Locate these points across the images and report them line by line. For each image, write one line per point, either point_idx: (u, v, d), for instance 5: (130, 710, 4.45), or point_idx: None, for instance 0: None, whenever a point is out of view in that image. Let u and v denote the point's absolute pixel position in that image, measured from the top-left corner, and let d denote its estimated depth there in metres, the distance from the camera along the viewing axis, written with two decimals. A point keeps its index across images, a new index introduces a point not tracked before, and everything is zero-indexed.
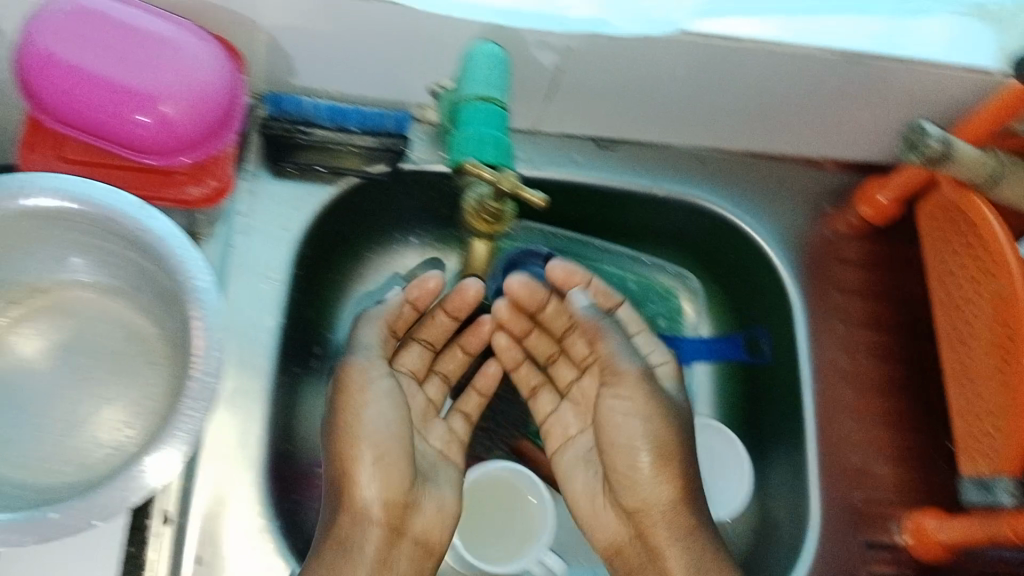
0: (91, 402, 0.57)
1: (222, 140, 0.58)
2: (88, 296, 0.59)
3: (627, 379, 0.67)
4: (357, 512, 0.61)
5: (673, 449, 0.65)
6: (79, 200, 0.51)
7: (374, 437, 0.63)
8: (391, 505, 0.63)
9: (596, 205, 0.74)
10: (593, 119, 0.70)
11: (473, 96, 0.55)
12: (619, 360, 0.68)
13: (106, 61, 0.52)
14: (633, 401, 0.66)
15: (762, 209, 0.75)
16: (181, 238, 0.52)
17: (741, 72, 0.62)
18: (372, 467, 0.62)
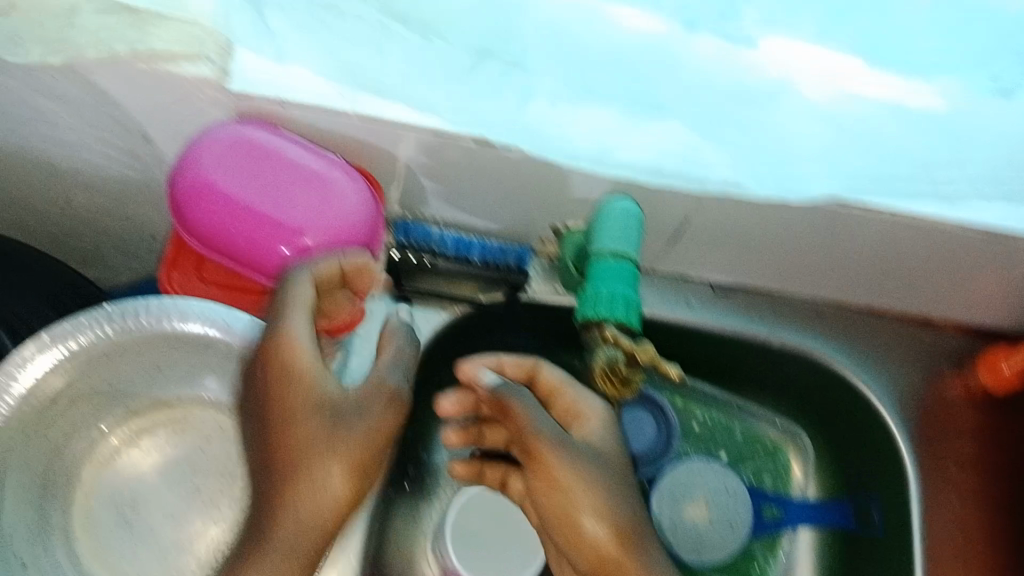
0: (197, 522, 0.56)
1: (357, 274, 0.59)
2: (206, 414, 0.58)
3: (564, 481, 0.54)
4: (262, 566, 0.50)
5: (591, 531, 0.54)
6: (221, 327, 0.55)
7: (313, 443, 0.52)
8: (337, 493, 0.53)
9: (707, 346, 0.73)
10: (712, 264, 0.69)
11: (605, 252, 0.53)
12: (579, 470, 0.54)
13: (260, 196, 0.55)
14: (580, 492, 0.54)
15: (875, 366, 0.73)
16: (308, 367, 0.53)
17: (874, 237, 0.61)
18: (335, 493, 0.53)
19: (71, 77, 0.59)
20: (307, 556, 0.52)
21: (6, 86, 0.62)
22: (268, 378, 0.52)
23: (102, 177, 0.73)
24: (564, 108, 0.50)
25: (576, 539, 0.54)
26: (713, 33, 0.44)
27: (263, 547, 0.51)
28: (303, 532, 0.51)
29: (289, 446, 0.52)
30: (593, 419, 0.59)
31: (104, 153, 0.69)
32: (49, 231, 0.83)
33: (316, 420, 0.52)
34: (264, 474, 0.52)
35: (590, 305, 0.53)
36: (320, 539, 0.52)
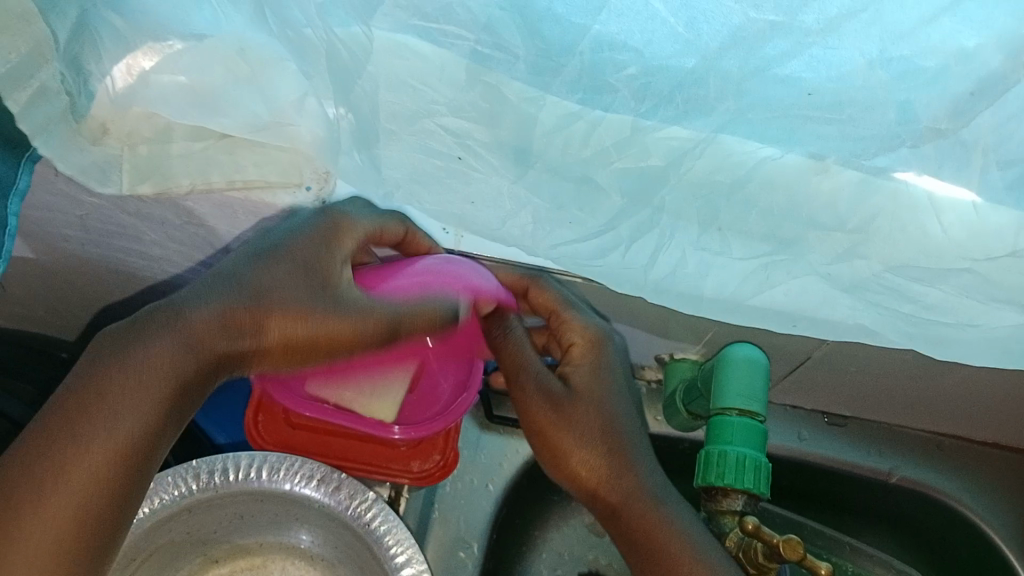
0: None
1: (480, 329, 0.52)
2: (288, 562, 0.55)
3: (602, 479, 0.50)
4: (77, 438, 0.39)
5: (627, 498, 0.49)
6: (318, 476, 0.52)
7: (193, 301, 0.44)
8: (160, 374, 0.41)
9: (817, 478, 0.68)
10: (827, 398, 0.66)
11: (731, 408, 0.50)
12: (585, 442, 0.50)
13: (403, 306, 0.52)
14: (620, 478, 0.50)
15: (1004, 507, 0.65)
16: (402, 529, 0.50)
17: (1007, 379, 0.56)
18: (162, 366, 0.42)
19: (165, 202, 0.56)
20: (125, 439, 0.40)
21: (94, 205, 0.59)
22: (285, 268, 0.45)
23: (185, 285, 0.71)
24: (695, 258, 0.45)
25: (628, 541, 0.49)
26: (853, 168, 0.41)
27: (114, 369, 0.41)
28: (133, 397, 0.41)
29: (194, 300, 0.44)
30: (588, 363, 0.53)
31: (187, 265, 0.67)
32: None
33: (262, 267, 0.45)
34: (169, 336, 0.42)
35: (716, 472, 0.49)
36: (119, 463, 0.40)
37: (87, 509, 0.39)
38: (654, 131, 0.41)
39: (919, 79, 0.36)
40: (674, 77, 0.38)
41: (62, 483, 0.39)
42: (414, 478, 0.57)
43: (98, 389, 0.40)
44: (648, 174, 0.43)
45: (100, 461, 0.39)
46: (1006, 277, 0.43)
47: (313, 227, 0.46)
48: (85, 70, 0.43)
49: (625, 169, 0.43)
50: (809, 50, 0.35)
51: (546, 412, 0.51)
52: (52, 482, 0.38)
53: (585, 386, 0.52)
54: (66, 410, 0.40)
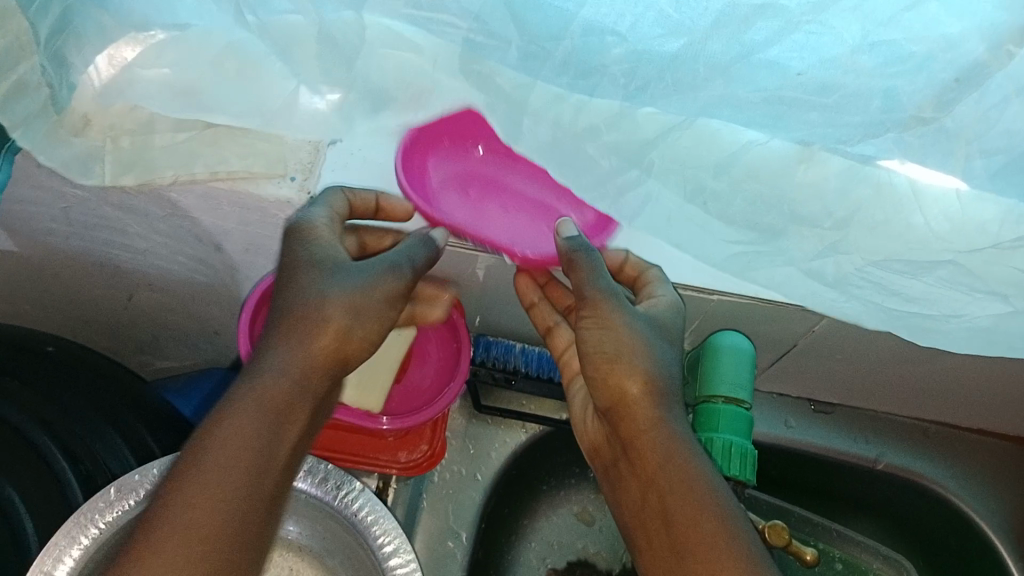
0: None
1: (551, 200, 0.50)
2: (277, 553, 0.55)
3: (649, 408, 0.43)
4: (195, 498, 0.35)
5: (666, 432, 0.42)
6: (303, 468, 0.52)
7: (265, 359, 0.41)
8: (260, 416, 0.39)
9: (804, 466, 0.68)
10: (813, 386, 0.66)
11: (718, 396, 0.50)
12: (643, 354, 0.45)
13: (487, 220, 0.49)
14: (651, 408, 0.43)
15: (989, 494, 0.66)
16: (390, 519, 0.50)
17: (992, 366, 0.57)
18: (261, 416, 0.39)
19: (148, 194, 0.56)
20: (244, 487, 0.37)
21: (77, 197, 0.58)
22: (300, 269, 0.44)
23: (170, 279, 0.71)
24: (681, 223, 0.45)
25: (687, 525, 0.39)
26: (836, 153, 0.41)
27: (211, 426, 0.38)
28: (245, 447, 0.37)
29: (255, 360, 0.42)
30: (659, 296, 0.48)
31: (172, 258, 0.67)
32: (109, 325, 0.81)
33: (293, 293, 0.43)
34: (247, 384, 0.40)
35: None
36: (247, 515, 0.36)
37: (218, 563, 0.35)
38: (642, 110, 0.40)
39: (904, 66, 0.36)
40: (658, 62, 0.38)
41: (180, 547, 0.34)
42: (401, 468, 0.57)
43: (202, 453, 0.37)
44: (636, 147, 0.42)
45: (222, 511, 0.36)
46: (988, 270, 0.43)
47: (306, 240, 0.45)
48: (66, 62, 0.45)
49: (614, 143, 0.42)
50: (793, 33, 0.35)
51: (613, 311, 0.46)
52: (169, 550, 0.34)
53: (667, 320, 0.47)
54: (169, 485, 0.36)
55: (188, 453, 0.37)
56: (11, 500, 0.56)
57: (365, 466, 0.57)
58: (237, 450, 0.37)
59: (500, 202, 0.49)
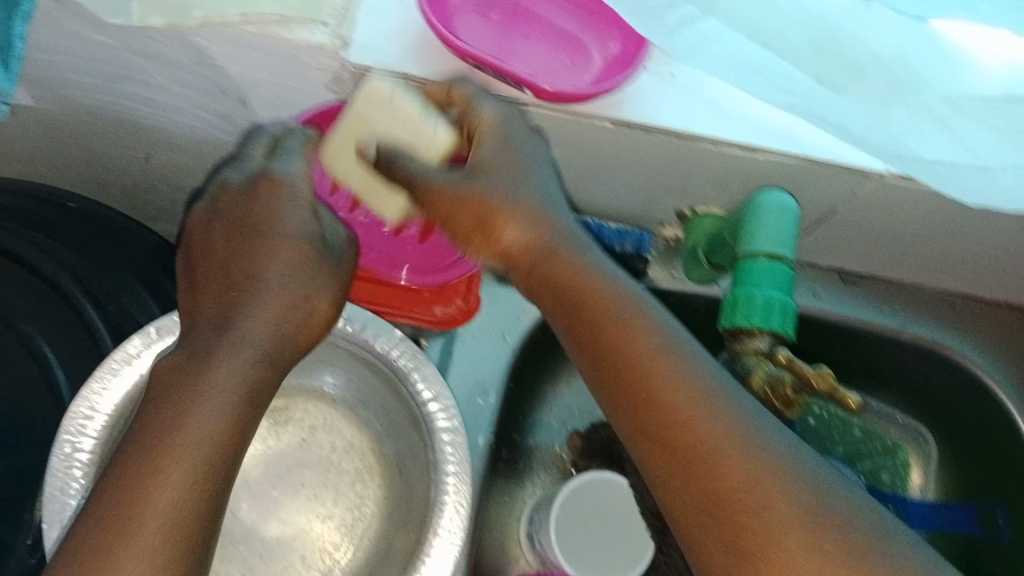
0: (301, 515, 0.54)
1: (577, 33, 0.51)
2: (311, 401, 0.56)
3: (585, 306, 0.42)
4: (173, 450, 0.40)
5: (593, 334, 0.41)
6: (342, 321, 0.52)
7: (244, 325, 0.45)
8: (236, 383, 0.43)
9: (829, 339, 0.68)
10: (846, 255, 0.66)
11: (759, 253, 0.50)
12: (515, 202, 0.45)
13: (509, 48, 0.50)
14: (612, 330, 0.41)
15: (1012, 366, 0.66)
16: (428, 364, 0.51)
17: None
18: (237, 382, 0.43)
19: (175, 39, 0.54)
20: (219, 447, 0.41)
21: (99, 43, 0.56)
22: (263, 228, 0.48)
23: (190, 137, 0.69)
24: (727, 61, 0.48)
25: (649, 434, 0.38)
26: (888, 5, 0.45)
27: (191, 393, 0.42)
28: (219, 413, 0.42)
29: (229, 320, 0.45)
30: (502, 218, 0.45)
31: (194, 113, 0.65)
32: (125, 188, 0.80)
33: (259, 262, 0.47)
34: (223, 352, 0.44)
35: (742, 313, 0.49)
36: (222, 473, 0.41)
37: (192, 518, 0.39)
38: None
39: None
40: None
41: (158, 499, 0.39)
42: (434, 321, 0.57)
43: (190, 414, 0.41)
44: None
45: (203, 469, 0.40)
46: None
47: (278, 206, 0.48)
48: None
49: None
50: None
51: (478, 146, 0.47)
52: (150, 504, 0.38)
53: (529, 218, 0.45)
54: (149, 451, 0.40)
55: (169, 414, 0.41)
56: (44, 351, 0.57)
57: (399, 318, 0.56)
58: (214, 435, 0.41)
59: (525, 26, 0.51)
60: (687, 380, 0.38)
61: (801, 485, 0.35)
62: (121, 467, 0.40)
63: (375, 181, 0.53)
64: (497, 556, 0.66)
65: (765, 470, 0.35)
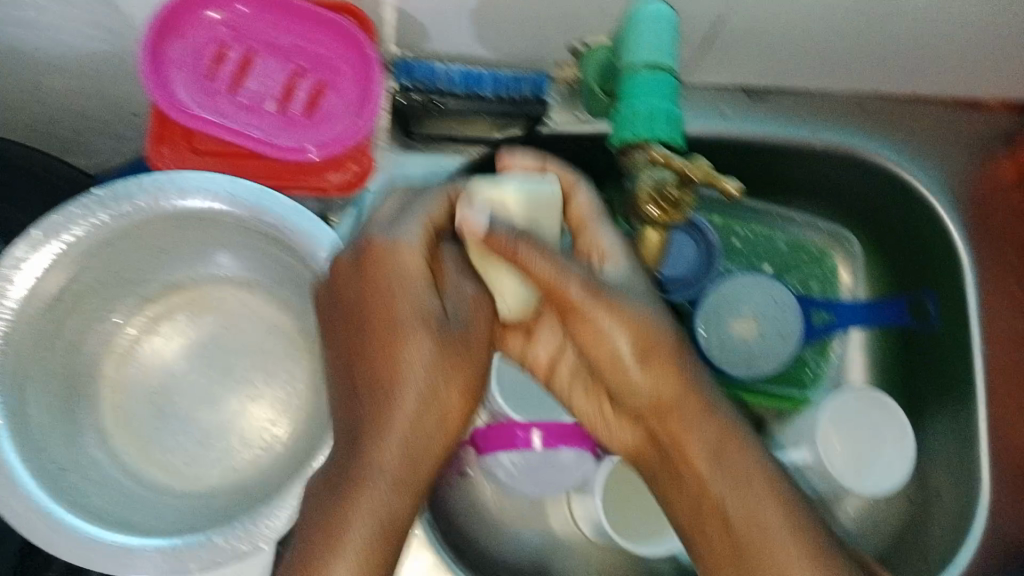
0: (237, 401, 0.55)
1: None
2: (224, 290, 0.57)
3: (678, 444, 0.46)
4: (348, 543, 0.41)
5: (657, 382, 0.45)
6: (225, 198, 0.50)
7: (415, 433, 0.44)
8: (396, 470, 0.43)
9: (746, 161, 0.67)
10: (752, 74, 0.64)
11: (637, 64, 0.49)
12: (553, 270, 0.43)
13: None
14: (694, 435, 0.46)
15: (927, 157, 0.67)
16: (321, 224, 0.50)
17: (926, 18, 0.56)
18: (404, 442, 0.43)
19: None
20: (393, 509, 0.43)
21: None
22: (425, 370, 0.44)
23: (67, 56, 0.66)
24: None
25: (709, 519, 0.46)
26: None
27: (355, 475, 0.43)
28: (396, 489, 0.43)
29: (372, 378, 0.44)
30: (611, 311, 0.43)
31: (60, 26, 0.62)
32: (21, 124, 0.77)
33: (417, 318, 0.44)
34: (344, 449, 0.44)
35: (629, 126, 0.49)
36: (393, 536, 0.43)
37: None
38: None
39: None
40: None
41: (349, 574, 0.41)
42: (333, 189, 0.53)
43: (353, 504, 0.42)
44: None
45: (371, 552, 0.42)
46: None
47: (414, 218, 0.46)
48: None
49: None
50: None
51: (575, 204, 0.49)
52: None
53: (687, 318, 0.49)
54: (322, 533, 0.42)
55: (344, 506, 0.42)
56: None
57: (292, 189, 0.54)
58: (389, 510, 0.43)
59: None
60: (762, 465, 0.45)
61: (811, 542, 0.43)
62: (307, 544, 0.42)
63: (480, 251, 0.46)
64: None
65: (787, 530, 0.43)
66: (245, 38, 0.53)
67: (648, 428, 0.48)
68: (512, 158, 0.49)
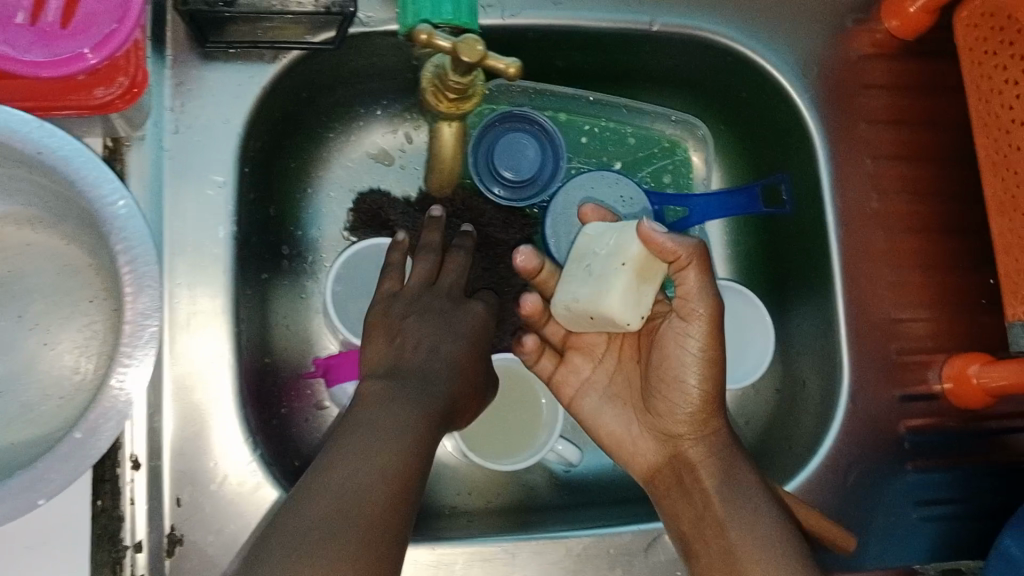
0: (33, 349, 0.51)
1: None
2: (5, 230, 0.52)
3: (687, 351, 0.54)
4: (349, 476, 0.43)
5: (713, 410, 0.54)
6: None
7: (434, 381, 0.53)
8: (402, 461, 0.46)
9: (586, 47, 0.63)
10: None
11: None
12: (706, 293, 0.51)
13: None
14: (705, 461, 0.54)
15: (779, 35, 0.63)
16: (72, 142, 0.44)
17: None
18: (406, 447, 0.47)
19: None
20: (394, 503, 0.43)
21: None
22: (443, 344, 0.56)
23: None
24: None
25: (702, 530, 0.52)
26: None
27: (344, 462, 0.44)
28: (401, 481, 0.45)
29: (405, 394, 0.51)
30: (704, 329, 0.52)
31: None
32: None
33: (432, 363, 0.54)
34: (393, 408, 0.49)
35: (411, 13, 0.45)
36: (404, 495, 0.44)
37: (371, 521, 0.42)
38: None
39: None
40: None
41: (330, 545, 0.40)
42: (103, 108, 0.49)
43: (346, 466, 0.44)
44: None
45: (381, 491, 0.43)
46: None
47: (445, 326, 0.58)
48: None
49: None
50: None
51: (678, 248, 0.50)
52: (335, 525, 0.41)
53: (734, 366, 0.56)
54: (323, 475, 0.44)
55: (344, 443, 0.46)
56: None
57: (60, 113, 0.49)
58: (383, 482, 0.44)
59: None
60: (773, 510, 0.50)
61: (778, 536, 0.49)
62: (318, 483, 0.43)
63: (642, 272, 0.53)
64: (288, 351, 0.65)
65: (763, 521, 0.50)
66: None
67: (676, 450, 0.56)
68: (653, 228, 0.51)
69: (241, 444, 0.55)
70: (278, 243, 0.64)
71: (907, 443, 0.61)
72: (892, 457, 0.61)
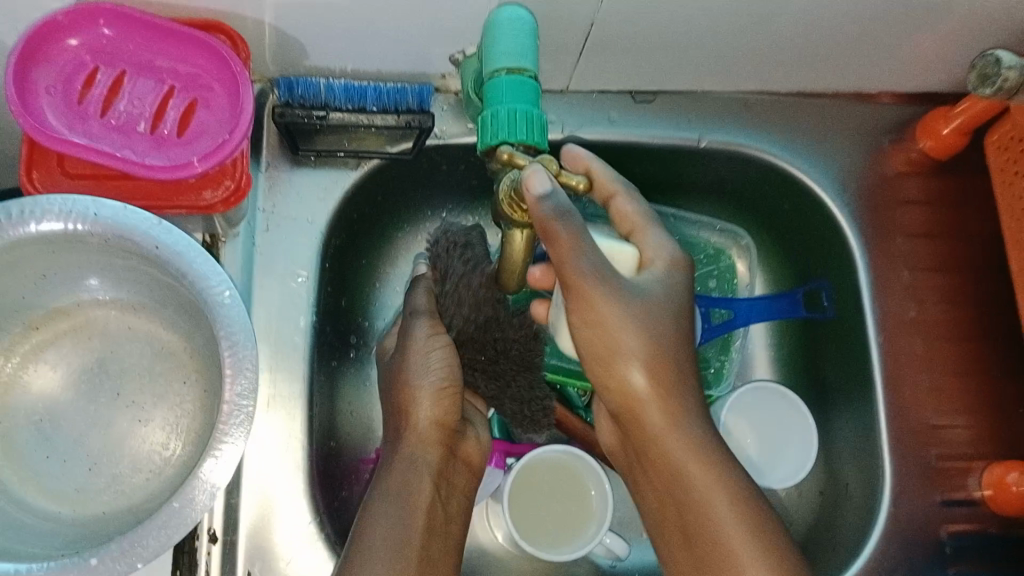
0: (126, 424, 0.55)
1: None
2: (109, 315, 0.57)
3: (614, 329, 0.46)
4: None
5: (669, 400, 0.48)
6: (88, 220, 0.49)
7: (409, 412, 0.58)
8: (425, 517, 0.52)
9: (640, 160, 0.68)
10: (640, 77, 0.64)
11: (500, 69, 0.51)
12: (579, 263, 0.45)
13: None
14: (705, 482, 0.48)
15: (819, 155, 0.68)
16: (188, 238, 0.50)
17: (799, 16, 0.56)
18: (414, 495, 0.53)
19: None
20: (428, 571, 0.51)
21: None
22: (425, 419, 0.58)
23: None
24: None
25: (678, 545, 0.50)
26: None
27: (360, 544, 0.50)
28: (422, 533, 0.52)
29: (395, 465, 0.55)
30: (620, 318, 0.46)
31: None
32: None
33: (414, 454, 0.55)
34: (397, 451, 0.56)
35: (491, 133, 0.50)
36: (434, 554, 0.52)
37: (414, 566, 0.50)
38: None
39: None
40: None
41: None
42: (210, 207, 0.54)
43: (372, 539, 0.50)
44: None
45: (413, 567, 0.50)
46: None
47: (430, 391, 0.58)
48: None
49: None
50: None
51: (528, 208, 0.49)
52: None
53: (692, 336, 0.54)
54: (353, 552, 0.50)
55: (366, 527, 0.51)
56: None
57: (170, 212, 0.55)
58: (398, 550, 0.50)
59: None
60: (754, 502, 0.48)
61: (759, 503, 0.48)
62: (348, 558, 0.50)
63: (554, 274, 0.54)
64: (352, 434, 0.67)
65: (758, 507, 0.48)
66: (113, 59, 0.53)
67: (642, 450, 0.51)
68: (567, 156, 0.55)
69: (304, 523, 0.58)
70: (346, 334, 0.68)
71: (949, 547, 0.63)
72: (935, 561, 0.63)
